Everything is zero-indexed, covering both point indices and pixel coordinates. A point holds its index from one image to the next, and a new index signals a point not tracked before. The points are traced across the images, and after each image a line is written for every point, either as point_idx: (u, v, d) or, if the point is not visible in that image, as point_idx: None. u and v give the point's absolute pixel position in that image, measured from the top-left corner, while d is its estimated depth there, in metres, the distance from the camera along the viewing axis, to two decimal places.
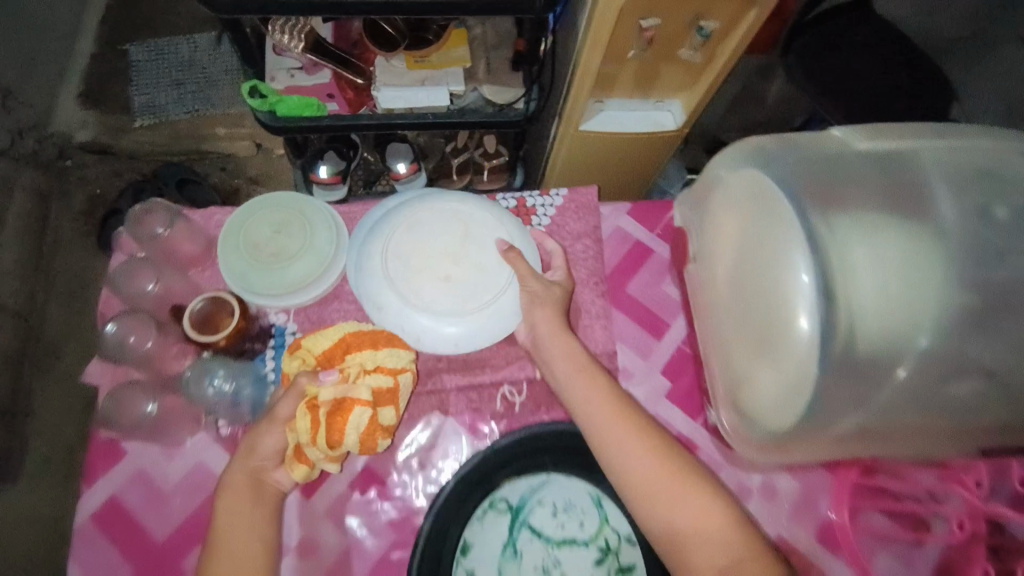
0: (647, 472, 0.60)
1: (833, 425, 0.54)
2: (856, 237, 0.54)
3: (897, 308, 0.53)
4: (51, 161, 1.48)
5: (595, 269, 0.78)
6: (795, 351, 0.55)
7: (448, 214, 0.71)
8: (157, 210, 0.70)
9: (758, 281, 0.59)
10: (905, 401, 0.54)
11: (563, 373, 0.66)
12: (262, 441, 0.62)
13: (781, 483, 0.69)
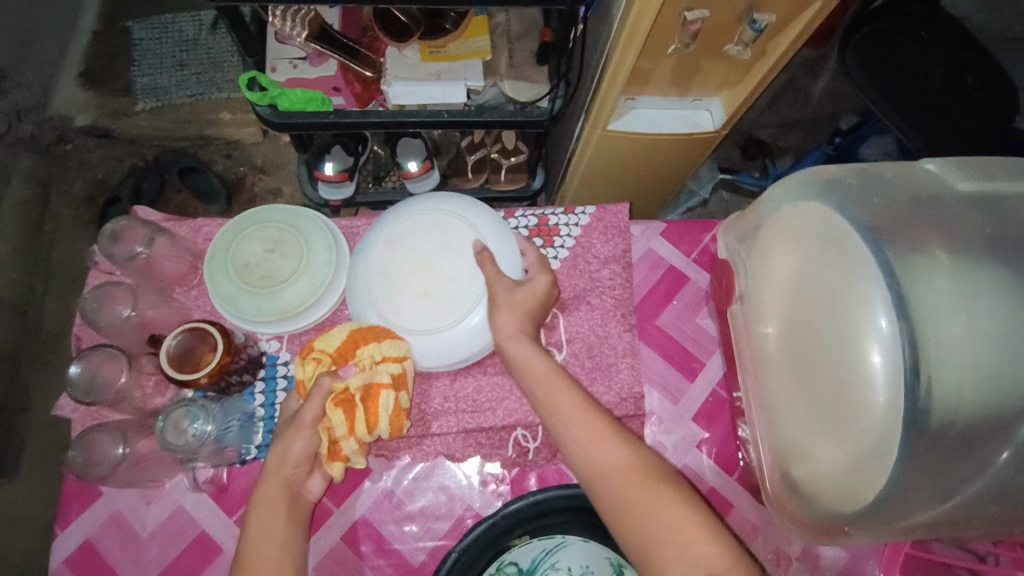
0: (613, 474, 0.51)
1: (909, 514, 0.47)
2: (955, 303, 0.46)
3: (1000, 387, 0.45)
4: (50, 145, 1.42)
5: (623, 299, 0.69)
6: (869, 419, 0.46)
7: (432, 221, 0.64)
8: (135, 225, 0.62)
9: (824, 327, 0.51)
10: (1001, 491, 0.46)
11: (536, 376, 0.56)
12: (290, 453, 0.54)
13: (827, 552, 0.60)
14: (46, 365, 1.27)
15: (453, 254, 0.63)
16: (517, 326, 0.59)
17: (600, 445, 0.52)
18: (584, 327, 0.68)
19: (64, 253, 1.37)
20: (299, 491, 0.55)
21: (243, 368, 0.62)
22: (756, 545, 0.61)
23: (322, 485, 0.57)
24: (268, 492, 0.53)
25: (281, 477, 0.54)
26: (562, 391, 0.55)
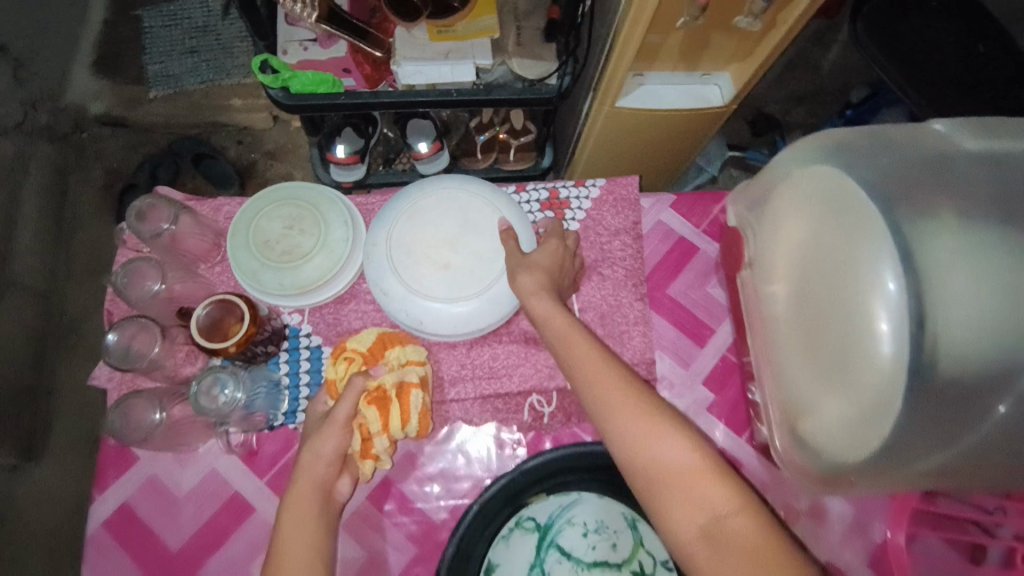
0: (670, 469, 0.49)
1: (910, 461, 0.47)
2: (959, 258, 0.47)
3: (1000, 341, 0.46)
4: (68, 134, 1.44)
5: (633, 269, 0.71)
6: (874, 372, 0.49)
7: (454, 199, 0.67)
8: (160, 202, 0.64)
9: (832, 288, 0.54)
10: (999, 440, 0.47)
11: (580, 358, 0.56)
12: (323, 451, 0.55)
13: (833, 506, 0.62)
14: (71, 348, 1.31)
15: (473, 230, 0.66)
16: (541, 290, 0.60)
17: (657, 438, 0.51)
18: (596, 297, 0.70)
19: (85, 240, 1.41)
20: (330, 492, 0.55)
21: (267, 339, 0.63)
22: (766, 500, 0.63)
23: (350, 487, 0.57)
24: (301, 489, 0.54)
25: (313, 475, 0.55)
26: (600, 367, 0.55)
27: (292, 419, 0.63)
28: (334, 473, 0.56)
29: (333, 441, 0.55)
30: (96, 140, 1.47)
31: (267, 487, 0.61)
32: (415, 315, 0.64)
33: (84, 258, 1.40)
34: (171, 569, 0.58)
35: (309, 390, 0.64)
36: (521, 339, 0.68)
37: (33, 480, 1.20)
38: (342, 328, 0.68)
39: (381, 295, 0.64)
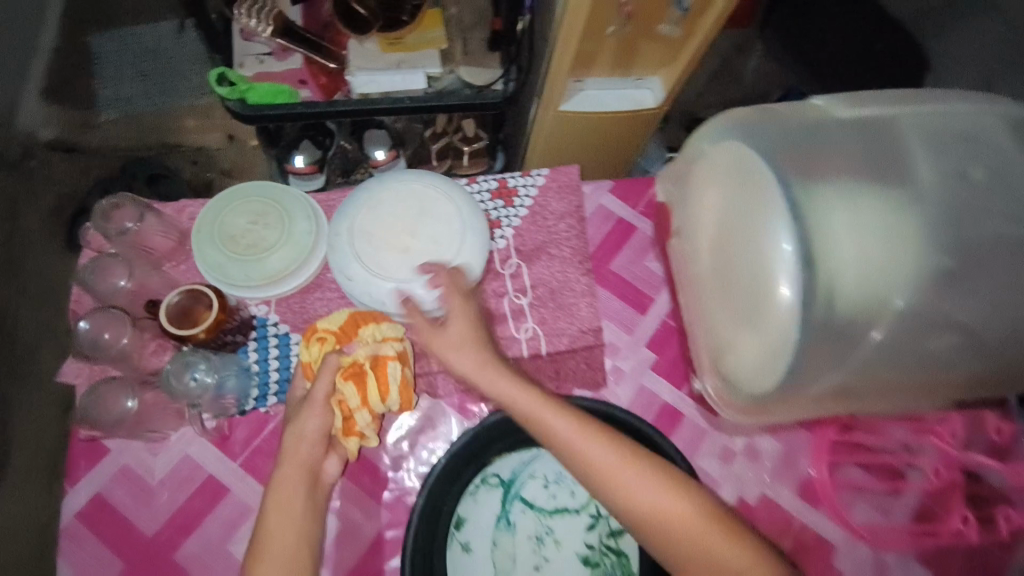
0: (679, 526, 0.54)
1: (808, 385, 0.56)
2: (837, 204, 0.53)
3: (876, 275, 0.53)
4: (18, 161, 1.43)
5: (579, 248, 0.77)
6: (779, 318, 0.55)
7: (412, 192, 0.72)
8: (126, 201, 0.68)
9: (741, 250, 0.59)
10: (880, 359, 0.55)
11: (556, 432, 0.57)
12: (306, 431, 0.58)
13: (764, 445, 0.71)
14: (26, 376, 1.29)
15: (430, 219, 0.71)
16: (484, 362, 0.61)
17: (660, 495, 0.55)
18: (546, 274, 0.75)
19: (36, 265, 1.39)
20: (317, 472, 0.58)
21: (234, 329, 0.67)
22: (705, 445, 0.71)
23: (338, 466, 0.60)
24: (289, 474, 0.57)
25: (300, 456, 0.58)
26: (566, 432, 0.57)
27: (262, 404, 0.65)
28: (321, 451, 0.59)
29: (315, 418, 0.58)
30: (45, 165, 1.45)
31: (241, 468, 0.63)
32: (379, 297, 0.68)
33: (34, 285, 1.37)
34: (147, 553, 0.59)
35: (278, 375, 0.67)
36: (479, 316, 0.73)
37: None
38: (308, 315, 0.71)
39: (345, 280, 0.68)
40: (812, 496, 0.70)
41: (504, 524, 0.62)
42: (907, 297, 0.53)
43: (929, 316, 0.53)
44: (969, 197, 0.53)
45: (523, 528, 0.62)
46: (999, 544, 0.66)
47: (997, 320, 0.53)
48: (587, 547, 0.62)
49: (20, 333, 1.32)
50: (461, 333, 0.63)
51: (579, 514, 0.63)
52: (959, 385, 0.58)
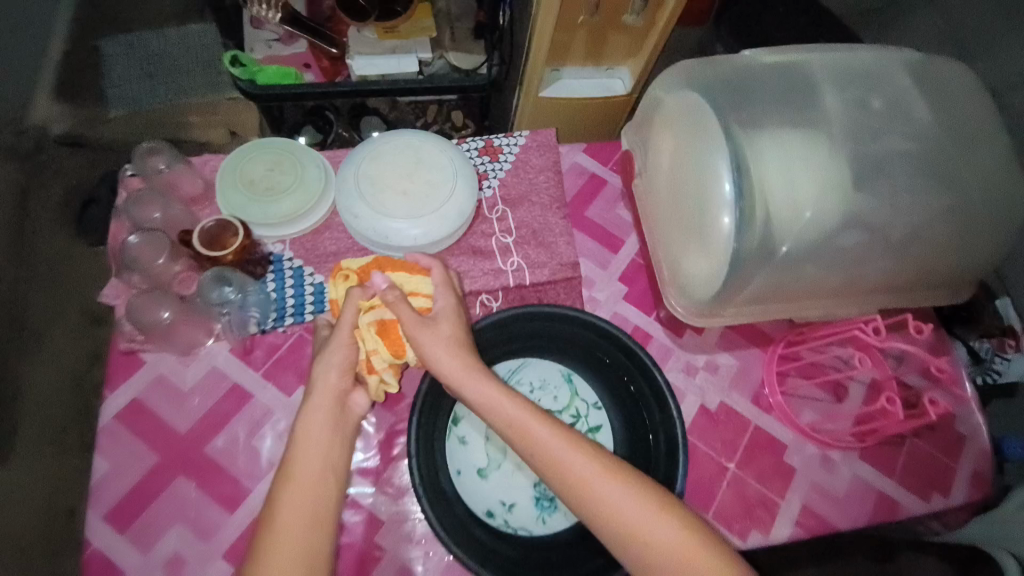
0: (665, 548, 0.53)
1: (735, 289, 0.67)
2: (759, 133, 0.65)
3: (790, 189, 0.63)
4: (30, 153, 1.49)
5: (557, 196, 0.87)
6: (720, 230, 0.64)
7: (409, 145, 0.83)
8: (162, 149, 0.78)
9: (695, 185, 0.69)
10: (799, 261, 0.65)
11: (536, 441, 0.57)
12: (332, 362, 0.62)
13: (722, 360, 0.81)
14: (36, 354, 1.32)
15: (425, 167, 0.81)
16: (467, 366, 0.61)
17: (644, 513, 0.54)
18: (529, 217, 0.86)
19: (47, 251, 1.42)
20: (346, 404, 0.61)
21: (253, 262, 0.75)
22: (672, 361, 0.80)
23: (365, 402, 0.63)
24: (319, 398, 0.60)
25: (330, 384, 0.61)
26: (545, 438, 0.57)
27: (281, 324, 0.74)
28: (350, 385, 0.62)
29: (343, 351, 0.63)
30: (56, 160, 1.49)
31: (263, 377, 0.72)
32: (381, 231, 0.78)
33: (45, 269, 1.40)
34: (180, 448, 0.67)
35: (294, 299, 0.76)
36: (470, 252, 0.83)
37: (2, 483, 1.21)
38: (319, 251, 0.80)
39: (352, 218, 0.78)
40: (764, 404, 0.78)
41: None
42: (813, 209, 0.63)
43: (832, 224, 0.63)
44: (868, 121, 0.65)
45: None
46: (923, 438, 0.78)
47: (899, 218, 0.64)
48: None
49: (30, 316, 1.37)
50: (446, 332, 0.63)
51: (561, 414, 0.72)
52: (873, 286, 0.69)
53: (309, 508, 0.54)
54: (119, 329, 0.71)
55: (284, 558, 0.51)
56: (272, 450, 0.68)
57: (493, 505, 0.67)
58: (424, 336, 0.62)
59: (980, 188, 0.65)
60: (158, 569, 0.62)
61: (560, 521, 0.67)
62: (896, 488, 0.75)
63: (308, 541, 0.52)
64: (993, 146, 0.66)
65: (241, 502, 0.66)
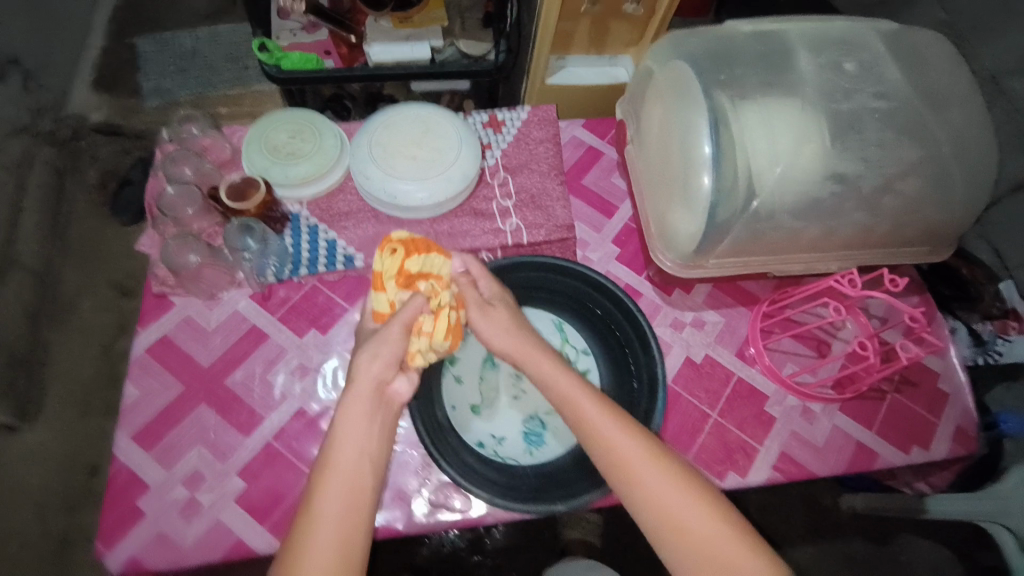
0: (700, 536, 0.52)
1: (712, 243, 0.71)
2: (731, 94, 0.70)
3: (763, 145, 0.68)
4: (67, 140, 1.52)
5: (556, 164, 0.93)
6: (699, 188, 0.68)
7: (419, 116, 0.88)
8: (196, 116, 0.85)
9: (676, 145, 0.72)
10: (773, 213, 0.69)
11: (585, 418, 0.58)
12: (381, 352, 0.59)
13: (709, 317, 0.85)
14: (66, 323, 1.37)
15: (433, 136, 0.87)
16: (530, 344, 0.64)
17: (690, 509, 0.53)
18: (528, 183, 0.91)
19: (82, 232, 1.45)
20: (387, 394, 0.58)
21: (275, 220, 0.82)
22: (660, 317, 0.85)
23: (406, 389, 0.60)
24: (359, 390, 0.57)
25: (370, 373, 0.58)
26: (596, 415, 0.58)
27: (296, 274, 0.81)
28: (393, 374, 0.59)
29: (395, 339, 0.59)
30: (92, 147, 1.52)
31: (278, 320, 0.79)
32: (390, 191, 0.84)
33: (78, 247, 1.44)
34: (202, 379, 0.74)
35: (309, 253, 0.83)
36: (472, 214, 0.89)
37: (25, 445, 1.26)
38: (334, 211, 0.86)
39: (365, 179, 0.84)
40: (747, 357, 0.82)
41: (489, 365, 0.78)
42: (783, 164, 0.67)
43: (801, 176, 0.68)
44: (841, 81, 0.70)
45: (504, 368, 0.78)
46: (905, 396, 0.80)
47: (870, 170, 0.68)
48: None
49: (59, 289, 1.40)
50: (513, 317, 0.66)
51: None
52: (848, 240, 0.73)
53: (343, 502, 0.52)
54: (152, 274, 0.78)
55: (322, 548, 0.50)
56: (284, 385, 0.76)
57: (484, 438, 0.73)
58: (500, 315, 0.66)
59: (950, 142, 0.69)
60: (178, 484, 0.69)
61: (546, 455, 0.73)
62: (875, 441, 0.78)
63: (344, 530, 0.51)
64: (965, 104, 0.71)
65: (255, 428, 0.73)
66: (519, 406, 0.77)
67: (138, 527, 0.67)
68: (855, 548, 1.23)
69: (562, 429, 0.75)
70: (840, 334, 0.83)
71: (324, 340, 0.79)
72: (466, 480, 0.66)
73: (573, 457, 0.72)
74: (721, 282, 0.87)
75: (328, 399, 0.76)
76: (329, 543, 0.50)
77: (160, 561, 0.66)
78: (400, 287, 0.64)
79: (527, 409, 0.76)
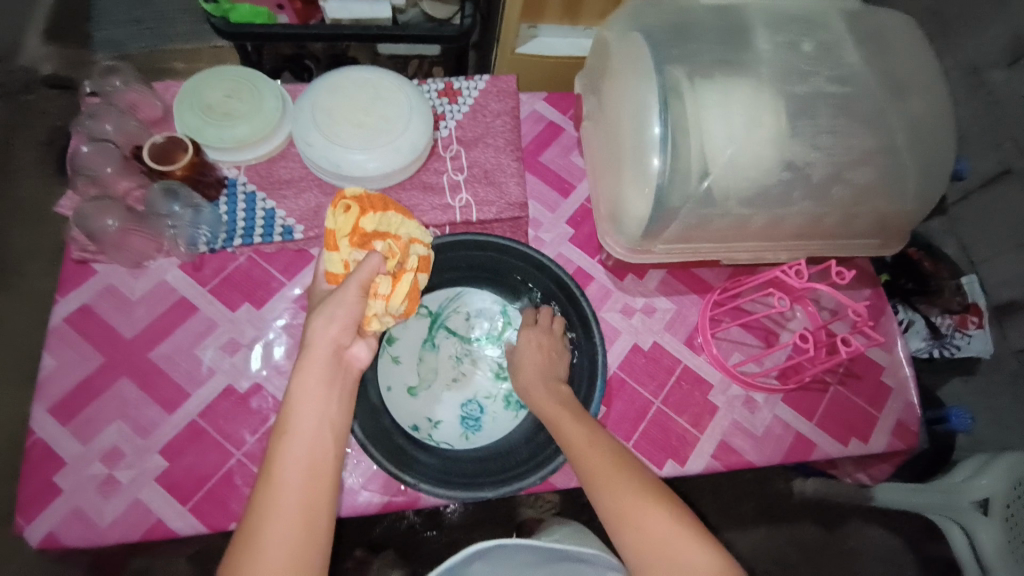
0: (660, 536, 0.51)
1: (661, 227, 0.69)
2: (683, 70, 0.66)
3: (715, 126, 0.65)
4: (17, 93, 1.41)
5: (512, 139, 0.88)
6: (649, 168, 0.64)
7: (367, 79, 0.81)
8: (122, 69, 0.79)
9: (626, 121, 0.68)
10: (722, 197, 0.66)
11: (570, 440, 0.61)
12: (337, 314, 0.56)
13: (659, 304, 0.83)
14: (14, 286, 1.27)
15: (382, 101, 0.80)
16: (540, 378, 0.69)
17: (660, 520, 0.52)
18: (482, 157, 0.87)
19: (29, 189, 1.34)
20: (345, 358, 0.56)
21: (209, 184, 0.77)
22: (610, 302, 0.82)
23: (365, 354, 0.58)
24: (316, 355, 0.54)
25: (329, 335, 0.55)
26: (581, 436, 0.61)
27: (229, 245, 0.77)
28: (350, 337, 0.57)
29: (352, 300, 0.56)
30: (42, 101, 1.42)
31: (209, 292, 0.76)
32: (333, 159, 0.77)
33: (23, 203, 1.33)
34: (125, 351, 0.72)
35: (245, 222, 0.79)
36: (421, 188, 0.84)
37: None
38: (273, 178, 0.81)
39: (306, 146, 0.77)
40: (695, 345, 0.81)
41: (429, 345, 0.75)
42: (734, 146, 0.64)
43: (752, 159, 0.65)
44: (797, 63, 0.68)
45: (445, 350, 0.75)
46: (849, 389, 0.80)
47: (821, 158, 0.66)
48: (498, 368, 0.75)
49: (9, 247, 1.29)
50: (535, 358, 0.70)
51: (493, 342, 0.77)
52: (797, 229, 0.71)
53: (305, 469, 0.49)
54: (72, 239, 0.74)
55: (285, 516, 0.47)
56: (213, 360, 0.73)
57: (419, 421, 0.71)
58: (524, 356, 0.70)
59: (904, 132, 0.68)
60: (96, 459, 0.66)
61: (482, 440, 0.71)
62: (815, 432, 0.78)
63: (306, 497, 0.48)
64: (922, 92, 0.69)
65: (180, 405, 0.70)
66: (457, 389, 0.74)
67: (55, 502, 0.64)
68: (806, 532, 1.25)
69: (500, 414, 0.73)
70: (789, 324, 0.83)
71: (257, 315, 0.76)
72: (392, 465, 0.65)
73: (508, 444, 0.71)
74: (675, 268, 0.85)
75: (258, 374, 0.73)
76: (288, 518, 0.47)
77: (76, 536, 0.63)
78: (355, 246, 0.61)
79: (466, 392, 0.74)
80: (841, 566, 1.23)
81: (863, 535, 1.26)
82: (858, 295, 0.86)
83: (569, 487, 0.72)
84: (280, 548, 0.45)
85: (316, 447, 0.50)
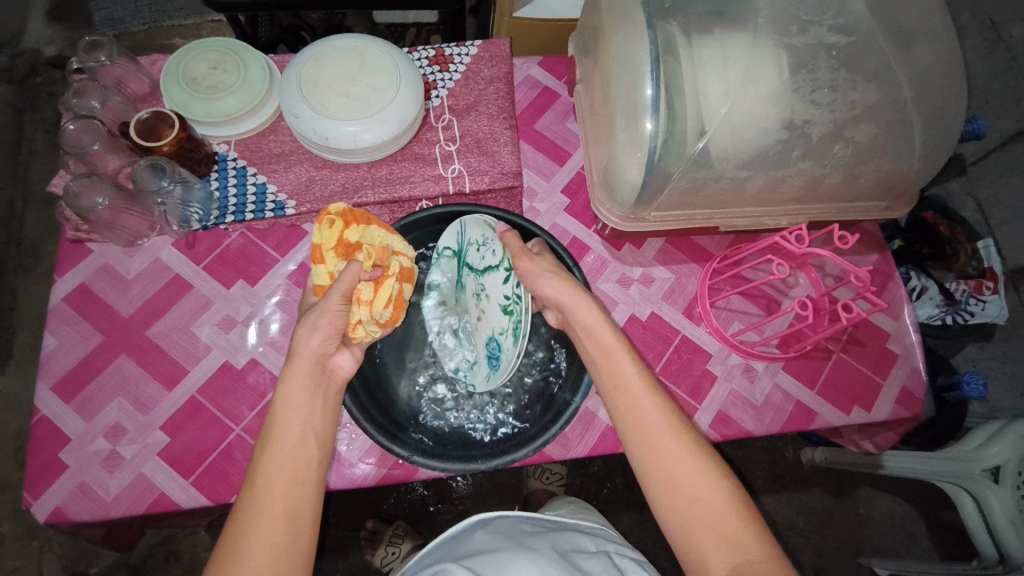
0: (707, 514, 0.48)
1: (660, 189, 0.66)
2: (677, 25, 0.63)
3: (706, 84, 0.62)
4: (24, 77, 1.38)
5: (506, 107, 0.85)
6: (645, 131, 0.61)
7: (353, 48, 0.78)
8: (105, 43, 0.78)
9: (617, 81, 0.65)
10: (720, 159, 0.63)
11: (625, 390, 0.55)
12: (319, 325, 0.57)
13: (658, 274, 0.81)
14: (32, 270, 1.29)
15: (369, 71, 0.77)
16: (573, 291, 0.62)
17: (699, 488, 0.49)
18: (474, 126, 0.84)
19: (41, 172, 1.34)
20: (329, 369, 0.56)
21: (199, 160, 0.76)
22: (606, 273, 0.81)
23: (351, 363, 0.58)
24: (300, 362, 0.54)
25: (311, 346, 0.56)
26: (631, 390, 0.55)
27: (221, 222, 0.78)
28: (335, 347, 0.57)
29: (329, 315, 0.57)
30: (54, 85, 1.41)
31: (203, 270, 0.77)
32: (321, 132, 0.74)
33: (39, 187, 1.34)
34: (123, 328, 0.73)
35: (236, 198, 0.78)
36: (413, 159, 0.82)
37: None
38: (263, 153, 0.81)
39: (293, 119, 0.74)
40: (694, 315, 0.79)
41: (459, 288, 0.74)
42: (730, 104, 0.61)
43: (746, 119, 0.62)
44: (798, 11, 0.64)
45: (469, 288, 0.72)
46: (853, 355, 0.78)
47: (821, 115, 0.63)
48: (505, 298, 0.67)
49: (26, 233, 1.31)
50: (547, 262, 0.65)
51: (500, 269, 0.68)
52: (797, 193, 0.69)
53: (290, 474, 0.48)
54: (64, 219, 0.75)
55: (268, 530, 0.45)
56: (210, 336, 0.74)
57: (461, 363, 0.72)
58: (524, 263, 0.65)
59: (912, 85, 0.64)
60: (99, 436, 0.68)
61: (503, 379, 0.66)
62: (815, 400, 0.76)
63: (289, 506, 0.47)
64: (931, 42, 0.66)
65: (178, 381, 0.71)
66: (483, 326, 0.70)
67: (61, 477, 0.66)
68: (815, 498, 1.25)
69: (509, 351, 0.65)
70: (791, 291, 0.81)
71: (252, 291, 0.76)
72: (382, 436, 0.63)
73: (525, 397, 0.71)
74: (674, 236, 0.83)
75: (254, 350, 0.73)
76: (274, 522, 0.46)
77: (82, 511, 0.65)
78: (339, 258, 0.63)
79: (487, 331, 0.69)
80: (853, 532, 1.23)
81: (874, 500, 1.25)
82: (864, 261, 0.84)
83: (563, 458, 0.72)
84: (263, 559, 0.44)
85: (301, 453, 0.50)
